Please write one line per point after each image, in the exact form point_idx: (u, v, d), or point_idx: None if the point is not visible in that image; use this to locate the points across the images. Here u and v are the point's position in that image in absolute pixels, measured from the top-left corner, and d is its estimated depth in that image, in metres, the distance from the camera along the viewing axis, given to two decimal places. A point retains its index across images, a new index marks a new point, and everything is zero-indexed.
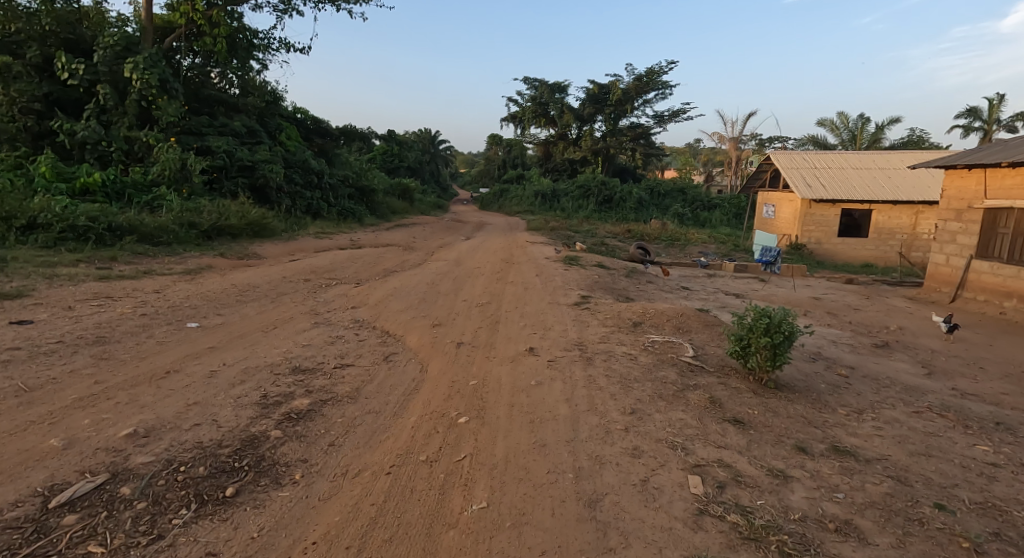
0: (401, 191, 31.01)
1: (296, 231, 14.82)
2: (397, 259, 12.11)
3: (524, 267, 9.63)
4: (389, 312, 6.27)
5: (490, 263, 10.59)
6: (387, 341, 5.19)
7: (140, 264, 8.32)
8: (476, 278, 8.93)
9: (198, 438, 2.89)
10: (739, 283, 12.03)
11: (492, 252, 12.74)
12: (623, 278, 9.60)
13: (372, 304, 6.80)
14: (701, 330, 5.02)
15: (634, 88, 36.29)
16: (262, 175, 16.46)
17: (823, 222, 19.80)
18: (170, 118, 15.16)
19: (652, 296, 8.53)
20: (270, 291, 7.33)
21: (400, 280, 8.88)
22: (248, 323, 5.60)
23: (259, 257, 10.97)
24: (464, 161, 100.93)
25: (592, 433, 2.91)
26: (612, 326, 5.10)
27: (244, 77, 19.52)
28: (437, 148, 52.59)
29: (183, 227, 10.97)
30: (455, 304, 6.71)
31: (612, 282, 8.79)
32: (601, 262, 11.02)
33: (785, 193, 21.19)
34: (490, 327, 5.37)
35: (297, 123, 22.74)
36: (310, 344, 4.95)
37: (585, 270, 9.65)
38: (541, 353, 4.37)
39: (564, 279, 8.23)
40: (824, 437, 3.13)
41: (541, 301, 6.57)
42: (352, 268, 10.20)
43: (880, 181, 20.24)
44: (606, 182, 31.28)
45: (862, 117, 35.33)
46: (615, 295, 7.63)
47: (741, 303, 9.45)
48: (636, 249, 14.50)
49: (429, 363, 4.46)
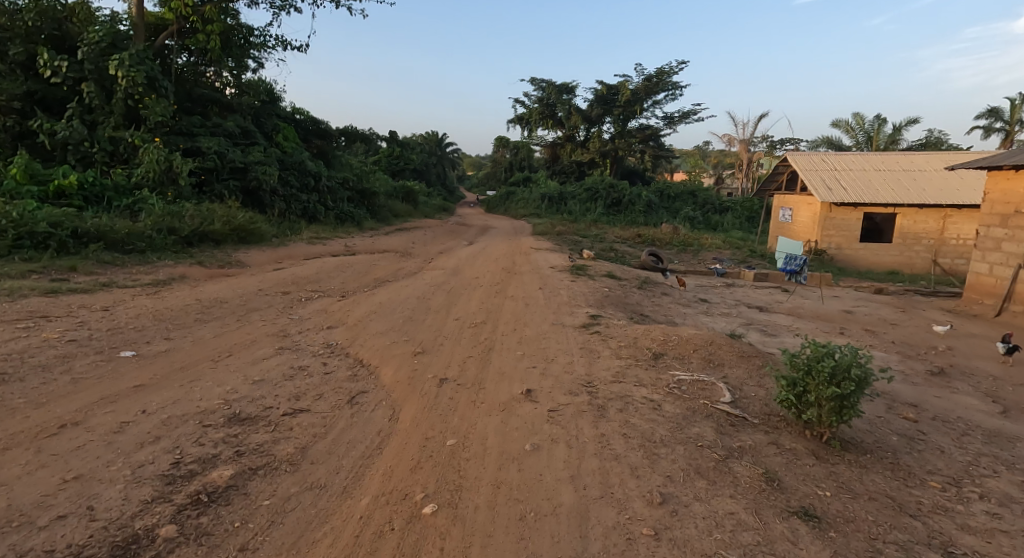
0: (403, 194, 30.25)
1: (288, 236, 14.07)
2: (391, 267, 11.31)
3: (527, 278, 8.81)
4: (368, 335, 5.44)
5: (490, 273, 9.73)
6: (359, 374, 4.34)
7: (103, 275, 7.57)
8: (473, 290, 8.09)
9: (52, 543, 2.06)
10: (761, 294, 11.11)
11: (493, 260, 11.91)
12: (635, 291, 8.72)
13: (352, 323, 5.98)
14: (736, 364, 4.14)
15: (644, 88, 35.40)
16: (254, 178, 15.79)
17: (844, 227, 18.81)
18: (158, 117, 14.46)
19: (669, 313, 7.65)
20: (238, 307, 6.52)
21: (389, 292, 8.06)
22: (200, 350, 4.76)
23: (241, 265, 10.20)
24: (472, 163, 100.06)
25: (607, 544, 2.06)
26: (627, 358, 4.23)
27: (240, 76, 18.84)
28: (443, 150, 51.82)
29: (161, 233, 10.22)
30: (445, 325, 5.87)
31: (624, 296, 7.93)
32: (611, 271, 10.15)
33: (803, 196, 20.22)
34: (481, 357, 4.52)
35: (295, 123, 22.04)
36: (264, 379, 4.10)
37: (594, 281, 8.79)
38: (539, 397, 3.51)
39: (570, 293, 7.39)
40: (931, 542, 2.26)
41: (544, 322, 5.72)
42: (340, 278, 9.41)
43: (905, 184, 19.20)
44: (615, 184, 30.37)
45: (878, 117, 34.24)
46: (628, 312, 6.77)
47: (766, 318, 8.56)
48: (648, 256, 13.61)
49: (402, 408, 3.61)
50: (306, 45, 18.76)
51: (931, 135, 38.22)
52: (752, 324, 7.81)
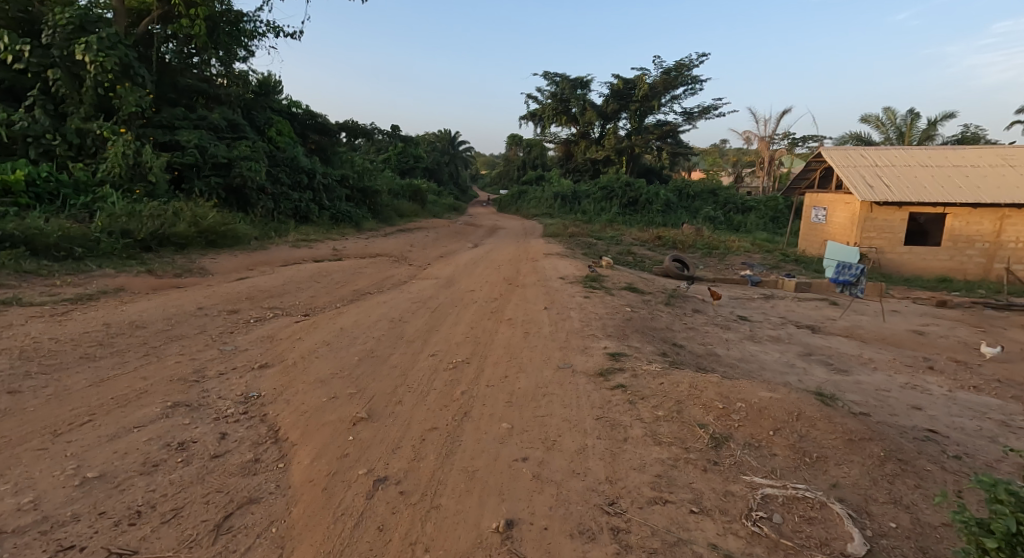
0: (410, 193, 28.88)
1: (269, 240, 12.76)
2: (378, 276, 9.87)
3: (530, 293, 7.33)
4: (304, 382, 3.95)
5: (487, 285, 8.25)
6: (261, 461, 2.86)
7: (13, 290, 6.24)
8: (464, 310, 6.63)
9: None
10: (807, 310, 9.47)
11: (495, 267, 10.41)
12: (662, 309, 7.15)
13: (295, 361, 4.49)
14: (845, 462, 2.61)
15: (662, 82, 33.70)
16: (239, 174, 14.47)
17: (886, 228, 17.03)
18: (131, 107, 13.20)
19: (706, 339, 6.09)
20: (156, 334, 5.06)
21: (360, 311, 6.63)
22: (47, 410, 3.28)
23: (203, 273, 8.86)
24: (485, 162, 98.52)
25: None
26: (671, 445, 2.70)
27: (229, 67, 17.56)
28: (455, 149, 50.28)
29: (112, 236, 8.91)
30: (415, 365, 4.37)
31: (650, 317, 6.37)
32: (631, 283, 8.59)
33: (839, 195, 18.45)
34: (449, 435, 3.02)
35: (291, 117, 20.73)
36: (103, 475, 2.60)
37: (611, 296, 7.27)
38: (526, 549, 2.04)
39: (583, 315, 5.90)
40: None
41: (546, 363, 4.24)
42: (311, 291, 7.98)
43: (957, 181, 17.34)
44: (631, 183, 28.75)
45: (910, 112, 32.18)
46: (657, 344, 5.24)
47: (825, 343, 6.96)
48: (671, 262, 12.01)
49: (295, 551, 2.14)
50: (299, 32, 17.45)
51: (966, 130, 35.97)
52: (812, 354, 6.20)
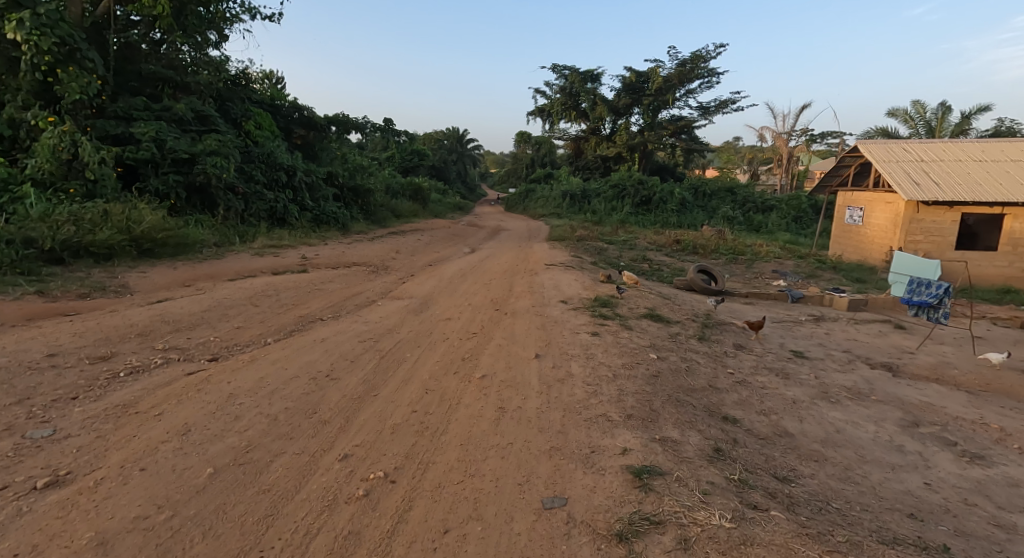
0: (411, 192, 27.14)
1: (229, 247, 11.08)
2: (342, 294, 8.11)
3: (520, 326, 5.57)
4: (74, 540, 2.15)
5: (469, 311, 6.49)
6: None
7: None
8: (429, 354, 4.86)
9: None
10: (870, 339, 7.53)
11: (484, 282, 8.65)
12: (696, 351, 5.30)
13: (105, 473, 2.67)
14: None
15: (677, 75, 31.70)
16: (202, 172, 12.84)
17: (934, 231, 15.02)
18: (75, 96, 11.55)
19: (765, 403, 4.22)
20: None
21: (286, 353, 4.87)
22: None
23: (120, 293, 7.23)
24: (495, 161, 96.80)
25: None
26: None
27: (200, 53, 15.88)
28: (465, 146, 48.41)
29: (9, 246, 7.30)
30: (302, 489, 2.57)
31: (683, 369, 4.54)
32: (653, 307, 6.77)
33: (878, 194, 16.47)
34: None
35: (274, 110, 19.06)
36: None
37: (627, 330, 5.47)
38: None
39: (587, 370, 4.10)
40: None
41: (523, 495, 2.44)
42: (241, 318, 6.24)
43: (1016, 177, 15.27)
44: (644, 180, 26.80)
45: (942, 106, 29.87)
46: (702, 426, 3.43)
47: (924, 398, 5.07)
48: (695, 274, 10.13)
49: None
50: (276, 14, 15.79)
51: (1004, 121, 33.40)
52: (919, 423, 4.30)
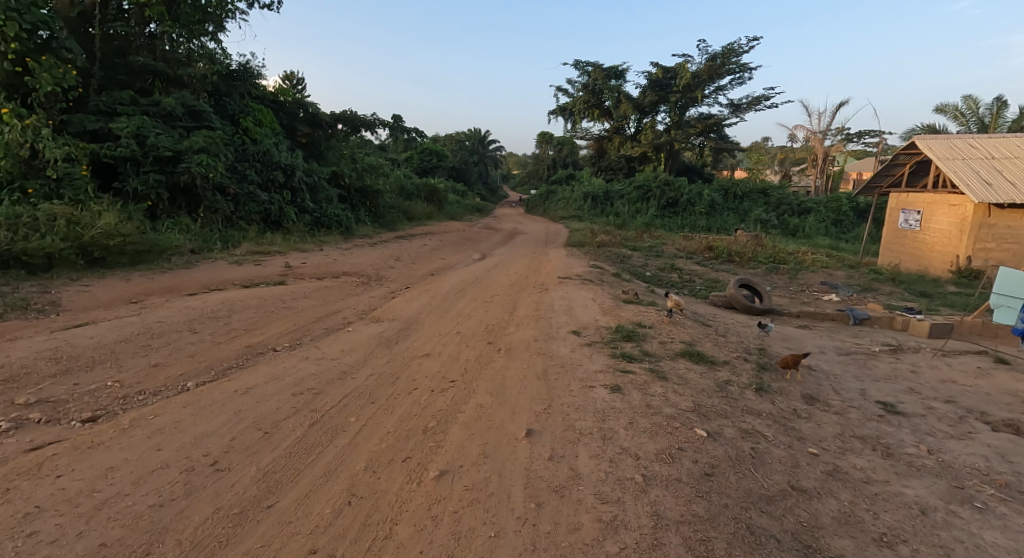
0: (425, 193, 25.90)
1: (206, 253, 9.91)
2: (312, 313, 6.77)
3: (516, 370, 4.14)
4: None
5: (457, 343, 5.08)
6: None
7: None
8: (382, 418, 3.44)
9: None
10: (970, 380, 5.86)
11: (484, 300, 7.24)
12: (759, 414, 3.79)
13: None
14: None
15: (707, 69, 29.83)
16: (185, 172, 11.63)
17: (1010, 236, 13.21)
18: (47, 89, 10.38)
19: (882, 519, 2.71)
20: None
21: (187, 413, 3.48)
22: None
23: (41, 312, 5.99)
24: (518, 161, 95.48)
25: None
26: None
27: (195, 44, 14.71)
28: (486, 147, 47.30)
29: None
30: None
31: (750, 456, 3.04)
32: (692, 340, 5.26)
33: (939, 195, 14.53)
34: None
35: (276, 106, 17.98)
36: None
37: (661, 381, 3.97)
38: None
39: (607, 468, 2.63)
40: None
41: None
42: (167, 351, 4.91)
43: None
44: (671, 180, 25.08)
45: (996, 100, 27.43)
46: None
47: None
48: (737, 289, 8.56)
49: None
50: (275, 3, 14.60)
51: None
52: None
